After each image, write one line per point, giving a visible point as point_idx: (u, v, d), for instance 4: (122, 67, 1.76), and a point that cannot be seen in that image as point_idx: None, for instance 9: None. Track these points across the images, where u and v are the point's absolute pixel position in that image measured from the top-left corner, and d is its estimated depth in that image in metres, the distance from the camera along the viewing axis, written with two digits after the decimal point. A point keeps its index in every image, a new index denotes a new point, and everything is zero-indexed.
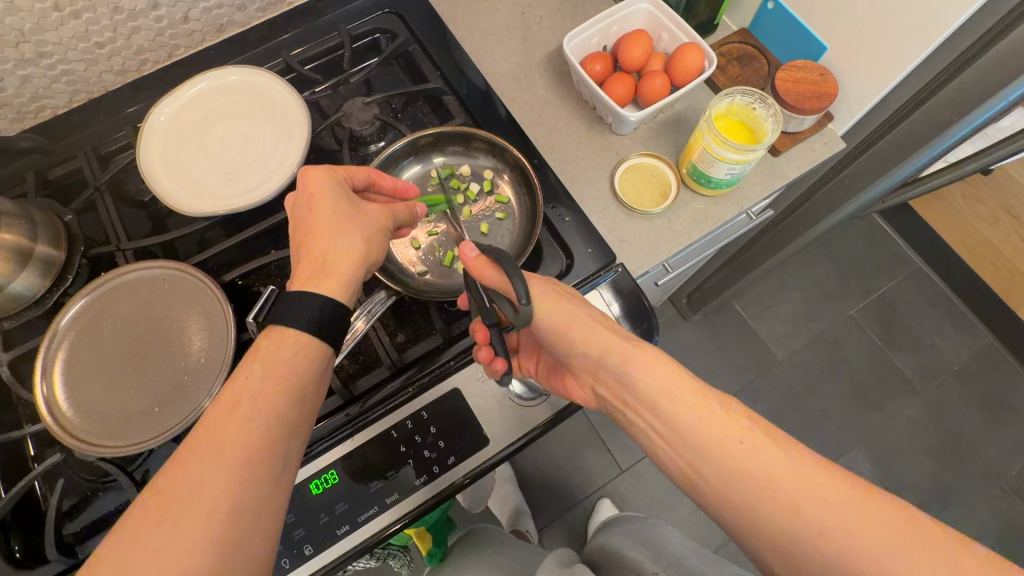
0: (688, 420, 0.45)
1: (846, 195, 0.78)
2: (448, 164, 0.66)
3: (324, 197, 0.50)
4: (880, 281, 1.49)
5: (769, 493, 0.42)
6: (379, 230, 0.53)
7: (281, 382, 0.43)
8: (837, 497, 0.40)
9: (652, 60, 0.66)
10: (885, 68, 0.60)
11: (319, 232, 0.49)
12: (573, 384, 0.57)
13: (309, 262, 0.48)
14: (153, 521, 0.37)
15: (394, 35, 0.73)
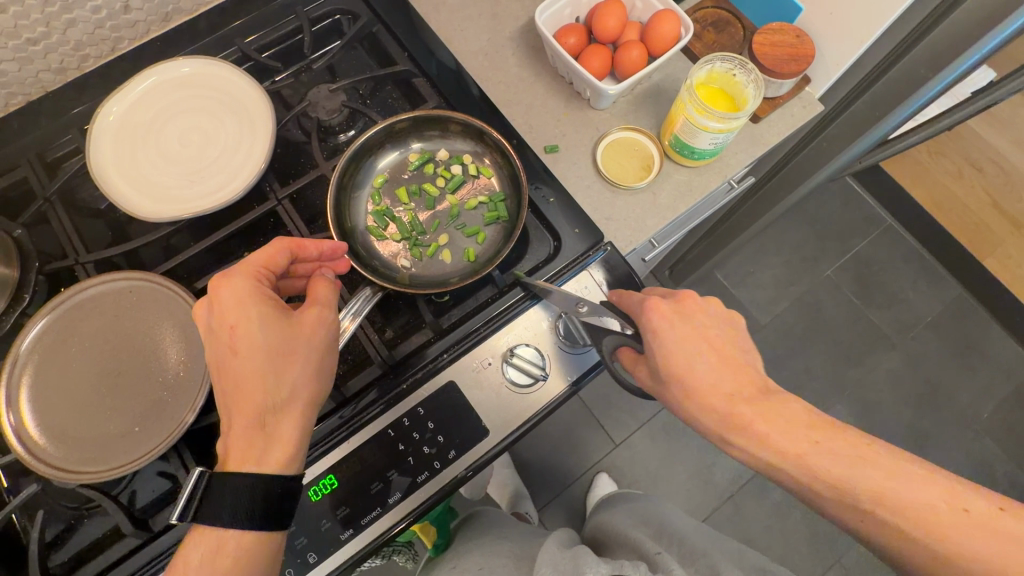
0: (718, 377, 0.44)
1: (825, 157, 0.78)
2: (424, 147, 0.62)
3: (247, 324, 0.47)
4: (854, 241, 1.53)
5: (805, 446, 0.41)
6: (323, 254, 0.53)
7: (259, 457, 0.45)
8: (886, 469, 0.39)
9: (627, 30, 0.64)
10: (859, 26, 0.59)
11: (246, 401, 0.46)
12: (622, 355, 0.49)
13: (237, 450, 0.45)
14: None
15: (356, 16, 0.68)
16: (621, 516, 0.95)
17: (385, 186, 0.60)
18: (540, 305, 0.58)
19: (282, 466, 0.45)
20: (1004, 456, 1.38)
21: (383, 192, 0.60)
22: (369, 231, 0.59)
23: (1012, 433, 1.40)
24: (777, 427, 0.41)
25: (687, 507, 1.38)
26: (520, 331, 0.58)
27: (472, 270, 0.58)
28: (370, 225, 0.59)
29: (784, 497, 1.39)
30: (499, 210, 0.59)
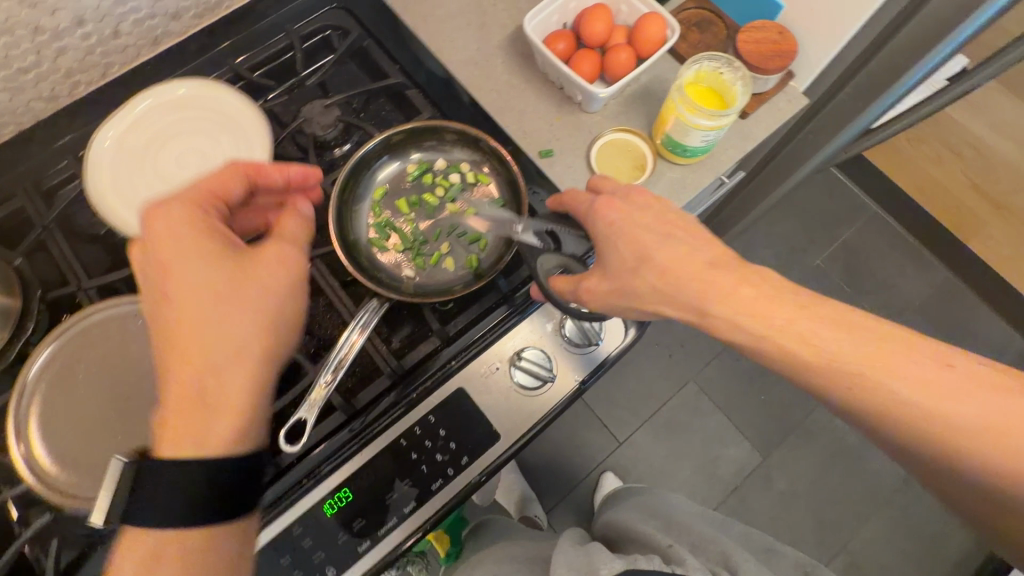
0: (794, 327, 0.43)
1: (811, 149, 0.80)
2: (423, 158, 0.62)
3: (190, 262, 0.47)
4: (842, 229, 1.56)
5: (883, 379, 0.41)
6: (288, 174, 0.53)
7: (206, 412, 0.45)
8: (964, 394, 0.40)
9: (614, 35, 0.65)
10: (839, 21, 0.61)
11: (190, 340, 0.46)
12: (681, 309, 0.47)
13: (178, 366, 0.45)
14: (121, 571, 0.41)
15: (346, 32, 0.69)
16: (629, 511, 0.94)
17: (386, 197, 0.61)
18: (545, 308, 0.59)
19: (234, 443, 0.45)
20: None
21: (384, 204, 0.61)
22: (371, 242, 0.59)
23: None
24: (866, 353, 0.41)
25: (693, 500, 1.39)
26: (526, 334, 0.58)
27: (476, 276, 0.58)
28: (372, 236, 0.59)
29: (787, 486, 1.41)
30: (500, 217, 0.59)
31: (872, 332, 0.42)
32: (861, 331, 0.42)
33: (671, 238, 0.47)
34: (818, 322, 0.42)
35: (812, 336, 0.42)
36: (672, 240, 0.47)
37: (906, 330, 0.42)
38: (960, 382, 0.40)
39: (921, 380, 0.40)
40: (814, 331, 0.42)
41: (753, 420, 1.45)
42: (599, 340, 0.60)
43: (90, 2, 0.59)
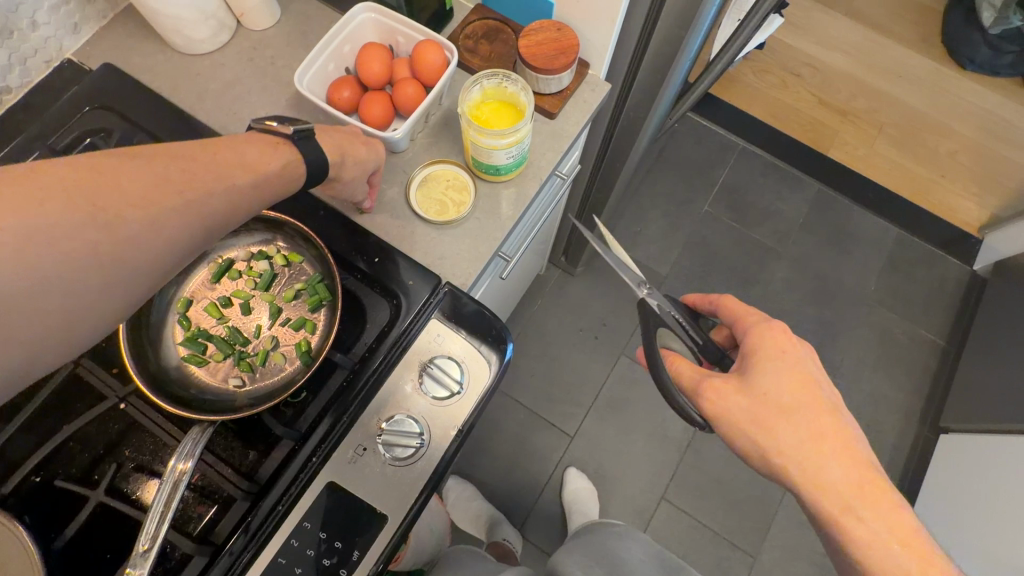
0: (796, 402, 0.52)
1: (637, 124, 0.81)
2: (224, 252, 0.57)
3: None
4: (717, 172, 1.62)
5: (779, 453, 0.52)
6: (128, 186, 0.38)
7: None
8: (841, 470, 0.51)
9: (396, 68, 0.63)
10: (604, 6, 0.61)
11: None
12: (716, 395, 0.54)
13: None
14: None
15: (110, 132, 0.62)
16: (576, 556, 0.93)
17: (192, 308, 0.55)
18: (397, 372, 0.56)
19: None
20: (899, 317, 1.52)
21: (193, 314, 0.55)
22: (186, 362, 0.53)
23: (899, 296, 1.54)
24: (757, 418, 0.53)
25: (654, 468, 1.42)
26: (384, 404, 0.55)
27: (308, 362, 0.53)
28: (186, 354, 0.53)
29: None
30: (319, 292, 0.55)
31: (831, 415, 0.52)
32: (796, 421, 0.52)
33: (768, 330, 0.55)
34: (761, 405, 0.52)
35: (751, 411, 0.53)
36: (769, 330, 0.55)
37: (839, 427, 0.52)
38: (830, 461, 0.51)
39: (818, 455, 0.51)
40: (757, 408, 0.53)
41: None
42: (464, 384, 0.57)
43: None
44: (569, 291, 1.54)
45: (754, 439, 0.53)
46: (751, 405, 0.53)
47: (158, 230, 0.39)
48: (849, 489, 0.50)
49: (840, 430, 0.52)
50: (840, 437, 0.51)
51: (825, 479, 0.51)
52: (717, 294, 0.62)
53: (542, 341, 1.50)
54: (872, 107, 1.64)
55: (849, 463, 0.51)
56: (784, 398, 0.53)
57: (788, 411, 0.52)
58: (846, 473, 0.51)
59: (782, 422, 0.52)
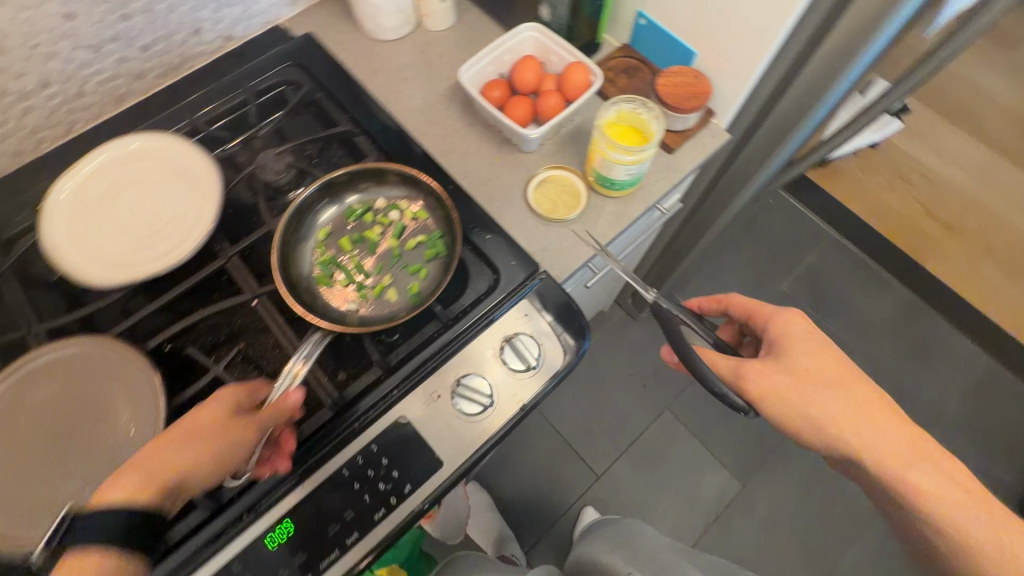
0: (822, 370, 0.57)
1: (744, 179, 0.86)
2: (363, 199, 0.66)
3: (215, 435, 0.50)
4: (803, 255, 1.61)
5: (829, 429, 0.56)
6: (166, 455, 0.48)
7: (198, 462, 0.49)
8: (888, 438, 0.55)
9: (545, 81, 0.71)
10: (743, 65, 0.67)
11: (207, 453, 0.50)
12: (754, 377, 0.57)
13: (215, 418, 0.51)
14: (167, 453, 0.48)
15: (299, 85, 0.74)
16: (595, 544, 0.94)
17: (328, 240, 0.64)
18: (483, 336, 0.61)
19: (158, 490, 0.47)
20: (975, 449, 1.42)
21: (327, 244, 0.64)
22: (316, 281, 0.62)
23: (978, 426, 1.44)
24: (799, 394, 0.56)
25: (676, 532, 1.37)
26: (464, 363, 0.60)
27: (416, 303, 0.61)
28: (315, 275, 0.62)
29: (769, 512, 1.39)
30: (437, 246, 0.63)
31: (862, 385, 0.57)
32: (834, 392, 0.56)
33: (784, 320, 0.60)
34: (798, 381, 0.56)
35: (794, 386, 0.56)
36: (790, 320, 0.60)
37: (869, 391, 0.57)
38: (877, 424, 0.55)
39: (856, 419, 0.55)
40: (797, 382, 0.56)
41: (730, 446, 1.45)
42: (538, 363, 0.61)
43: (56, 66, 0.65)
44: (628, 333, 1.56)
45: (804, 422, 0.56)
46: (790, 386, 0.56)
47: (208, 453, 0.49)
48: (899, 451, 0.54)
49: (876, 397, 0.56)
50: (877, 404, 0.56)
51: (874, 446, 0.54)
52: (723, 294, 0.67)
53: (591, 374, 1.51)
54: (982, 227, 1.59)
55: (890, 424, 0.55)
56: (818, 373, 0.57)
57: (825, 382, 0.56)
58: (895, 438, 0.55)
59: (823, 395, 0.56)
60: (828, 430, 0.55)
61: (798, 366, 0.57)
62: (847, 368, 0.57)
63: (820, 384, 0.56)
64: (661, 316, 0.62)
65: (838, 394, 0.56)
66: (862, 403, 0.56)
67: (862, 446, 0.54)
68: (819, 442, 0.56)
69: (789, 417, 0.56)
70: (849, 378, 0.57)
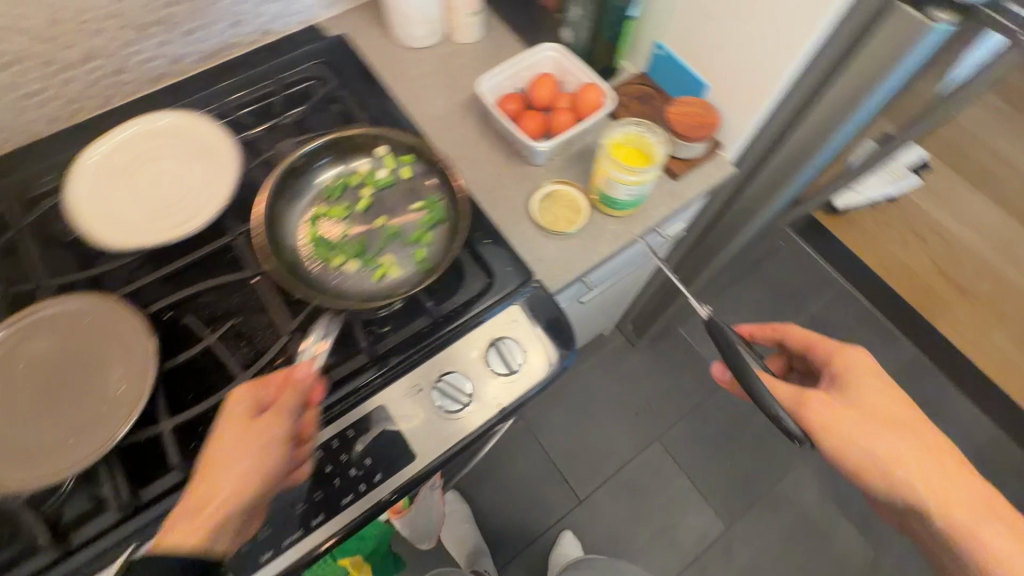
0: (885, 410, 0.57)
1: (747, 215, 0.87)
2: (348, 165, 0.70)
3: (242, 440, 0.50)
4: (810, 301, 1.60)
5: (892, 469, 0.55)
6: (212, 477, 0.48)
7: (232, 480, 0.48)
8: (950, 484, 0.54)
9: (559, 98, 0.74)
10: (752, 102, 0.69)
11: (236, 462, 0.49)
12: (816, 408, 0.57)
13: (242, 420, 0.51)
14: (211, 472, 0.49)
15: (325, 82, 0.78)
16: None
17: (319, 215, 0.67)
18: (470, 336, 0.62)
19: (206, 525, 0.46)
20: None
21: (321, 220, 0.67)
22: (316, 257, 0.65)
23: None
24: (862, 431, 0.56)
25: (654, 568, 1.34)
26: (449, 360, 0.62)
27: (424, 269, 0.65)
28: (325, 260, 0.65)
29: (751, 558, 1.36)
30: (436, 214, 0.67)
31: (923, 430, 0.57)
32: (900, 433, 0.56)
33: (847, 357, 0.61)
34: (861, 418, 0.56)
35: (862, 426, 0.56)
36: (862, 356, 0.61)
37: (934, 435, 0.57)
38: (942, 470, 0.55)
39: (922, 465, 0.55)
40: (864, 419, 0.56)
41: (718, 485, 1.42)
42: (522, 369, 0.62)
43: (102, 42, 0.69)
44: (626, 359, 1.55)
45: (862, 458, 0.55)
46: (858, 421, 0.56)
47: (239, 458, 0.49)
48: (957, 499, 0.53)
49: (940, 442, 0.56)
50: (938, 450, 0.56)
51: (934, 490, 0.54)
52: (780, 324, 0.69)
53: (585, 397, 1.51)
54: None
55: (952, 471, 0.55)
56: (902, 410, 0.58)
57: (899, 422, 0.57)
58: (957, 485, 0.54)
59: (887, 434, 0.56)
60: (888, 470, 0.55)
61: (870, 405, 0.58)
62: (911, 411, 0.58)
63: (885, 424, 0.56)
64: (718, 335, 0.62)
65: (910, 437, 0.56)
66: (928, 448, 0.56)
67: (925, 489, 0.54)
68: (881, 482, 0.55)
69: (851, 452, 0.56)
70: (914, 422, 0.57)
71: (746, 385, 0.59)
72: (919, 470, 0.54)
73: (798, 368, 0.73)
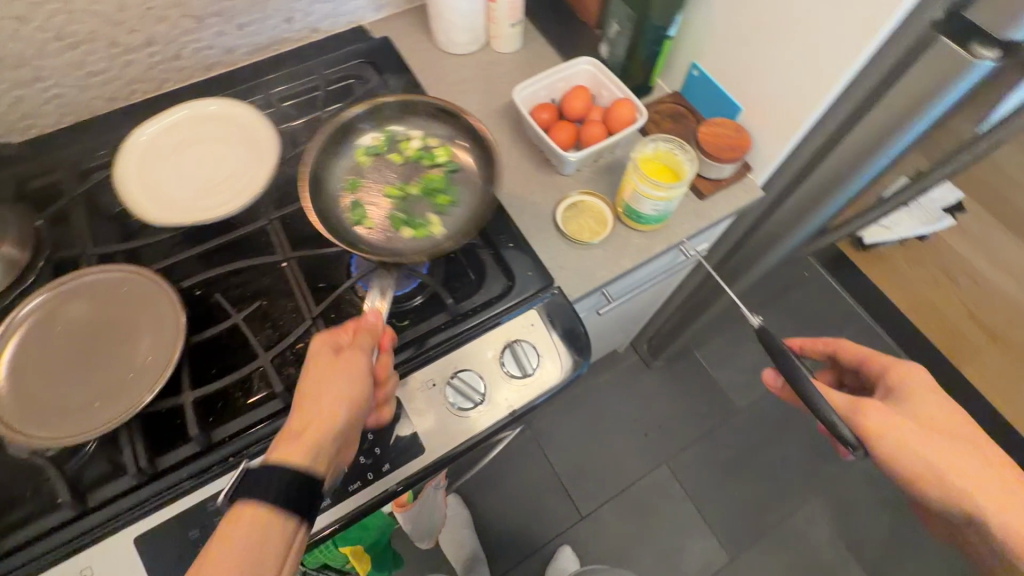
0: (939, 418, 0.59)
1: (774, 240, 0.87)
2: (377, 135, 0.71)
3: (330, 373, 0.49)
4: (832, 335, 1.57)
5: (948, 478, 0.56)
6: (314, 407, 0.47)
7: (336, 404, 0.47)
8: (1008, 493, 0.55)
9: (593, 111, 0.75)
10: (785, 127, 0.69)
11: (325, 395, 0.48)
12: (874, 414, 0.58)
13: (325, 356, 0.50)
14: (308, 404, 0.47)
15: (368, 81, 0.80)
16: None
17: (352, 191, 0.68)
18: (487, 336, 0.63)
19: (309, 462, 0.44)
20: None
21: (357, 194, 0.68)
22: (358, 227, 0.66)
23: None
24: (920, 437, 0.57)
25: None
26: (465, 358, 0.62)
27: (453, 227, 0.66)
28: (362, 232, 0.66)
29: None
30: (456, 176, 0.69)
31: (978, 442, 0.59)
32: (955, 442, 0.58)
33: (899, 368, 0.63)
34: (919, 429, 0.58)
35: (921, 434, 0.57)
36: (912, 368, 0.63)
37: (987, 447, 0.59)
38: (998, 481, 0.56)
39: (981, 476, 0.56)
40: (920, 427, 0.58)
41: (725, 515, 1.39)
42: (536, 372, 0.63)
43: (162, 30, 0.73)
44: (639, 378, 1.54)
45: (919, 465, 0.56)
46: (917, 429, 0.58)
47: (340, 394, 0.48)
48: (1017, 512, 0.54)
49: (994, 454, 0.58)
50: (992, 459, 0.58)
51: (993, 501, 0.55)
52: (833, 339, 0.70)
53: (595, 412, 1.50)
54: None
55: (1008, 481, 0.56)
56: (954, 420, 0.59)
57: (954, 432, 0.58)
58: (1014, 496, 0.55)
59: (942, 444, 0.57)
60: (945, 479, 0.56)
61: (927, 418, 0.59)
62: (965, 424, 0.60)
63: (941, 433, 0.58)
64: (773, 347, 0.62)
65: (964, 449, 0.57)
66: (984, 460, 0.57)
67: (986, 500, 0.55)
68: (939, 491, 0.56)
69: (910, 459, 0.56)
70: (968, 433, 0.59)
71: (806, 398, 0.58)
72: (976, 479, 0.56)
73: (845, 384, 0.75)
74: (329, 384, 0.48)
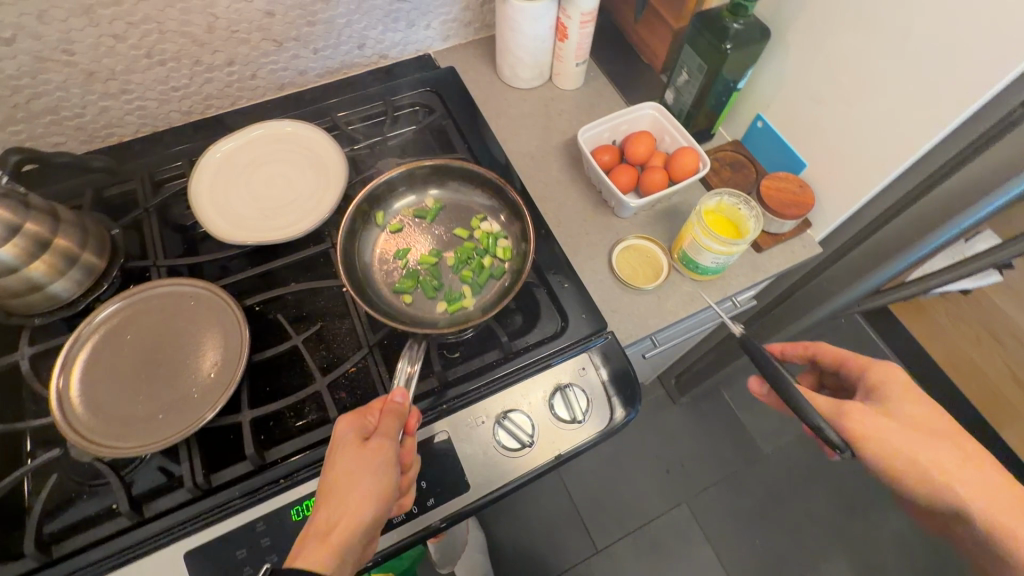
0: (929, 421, 0.58)
1: (825, 295, 0.85)
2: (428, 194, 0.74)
3: (357, 461, 0.50)
4: None
5: (933, 481, 0.56)
6: (340, 498, 0.48)
7: (365, 493, 0.48)
8: (997, 493, 0.56)
9: (654, 157, 0.75)
10: (853, 188, 0.68)
11: (353, 488, 0.49)
12: (856, 418, 0.58)
13: (351, 442, 0.51)
14: (333, 495, 0.48)
15: (432, 111, 0.82)
16: None
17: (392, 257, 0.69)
18: (538, 376, 0.63)
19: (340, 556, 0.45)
20: None
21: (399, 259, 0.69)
22: (396, 292, 0.67)
23: None
24: (905, 442, 0.56)
25: None
26: (515, 397, 0.62)
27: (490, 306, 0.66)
28: (387, 291, 0.67)
29: None
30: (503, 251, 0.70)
31: (966, 443, 0.59)
32: (943, 444, 0.57)
33: (882, 368, 0.62)
34: (910, 433, 0.57)
35: (907, 440, 0.56)
36: (892, 369, 0.62)
37: (978, 449, 0.58)
38: (989, 483, 0.56)
39: (973, 481, 0.56)
40: (909, 431, 0.57)
41: (744, 562, 1.36)
42: (584, 419, 0.62)
43: (244, 51, 0.76)
44: (664, 413, 1.52)
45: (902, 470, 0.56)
46: (906, 435, 0.57)
47: (364, 480, 0.49)
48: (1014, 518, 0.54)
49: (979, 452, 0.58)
50: (976, 460, 0.58)
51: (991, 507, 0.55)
52: (812, 341, 0.68)
53: (617, 444, 1.48)
54: None
55: (999, 483, 0.56)
56: (938, 422, 0.58)
57: (945, 438, 0.58)
58: (1005, 500, 0.55)
59: (931, 447, 0.57)
60: (931, 483, 0.56)
61: (912, 419, 0.58)
62: (955, 425, 0.59)
63: (929, 437, 0.57)
64: (754, 351, 0.59)
65: (952, 449, 0.57)
66: (970, 460, 0.57)
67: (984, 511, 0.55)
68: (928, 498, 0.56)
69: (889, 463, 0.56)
70: (953, 433, 0.59)
71: (789, 400, 0.55)
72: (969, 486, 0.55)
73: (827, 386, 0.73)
74: (356, 472, 0.49)
